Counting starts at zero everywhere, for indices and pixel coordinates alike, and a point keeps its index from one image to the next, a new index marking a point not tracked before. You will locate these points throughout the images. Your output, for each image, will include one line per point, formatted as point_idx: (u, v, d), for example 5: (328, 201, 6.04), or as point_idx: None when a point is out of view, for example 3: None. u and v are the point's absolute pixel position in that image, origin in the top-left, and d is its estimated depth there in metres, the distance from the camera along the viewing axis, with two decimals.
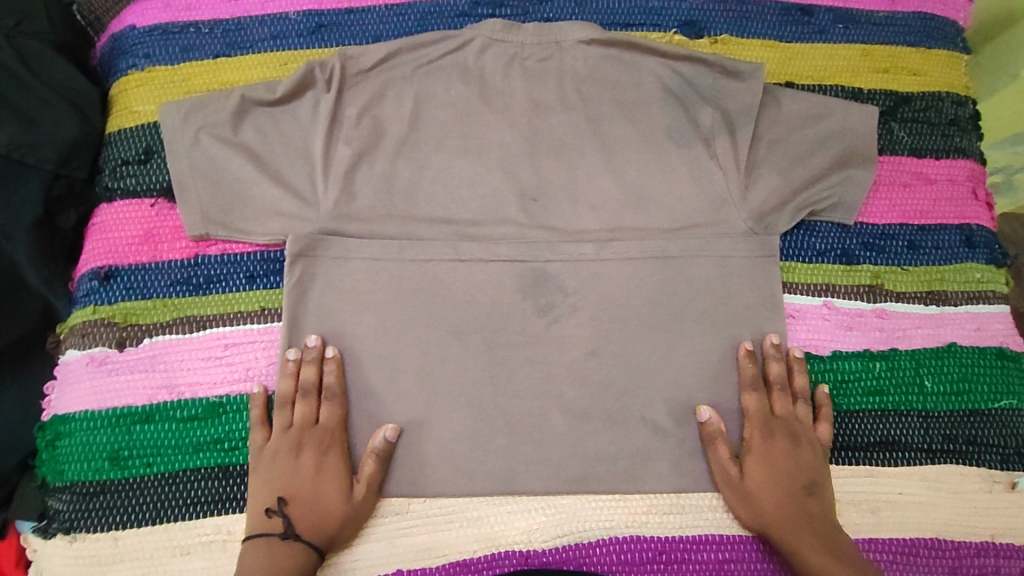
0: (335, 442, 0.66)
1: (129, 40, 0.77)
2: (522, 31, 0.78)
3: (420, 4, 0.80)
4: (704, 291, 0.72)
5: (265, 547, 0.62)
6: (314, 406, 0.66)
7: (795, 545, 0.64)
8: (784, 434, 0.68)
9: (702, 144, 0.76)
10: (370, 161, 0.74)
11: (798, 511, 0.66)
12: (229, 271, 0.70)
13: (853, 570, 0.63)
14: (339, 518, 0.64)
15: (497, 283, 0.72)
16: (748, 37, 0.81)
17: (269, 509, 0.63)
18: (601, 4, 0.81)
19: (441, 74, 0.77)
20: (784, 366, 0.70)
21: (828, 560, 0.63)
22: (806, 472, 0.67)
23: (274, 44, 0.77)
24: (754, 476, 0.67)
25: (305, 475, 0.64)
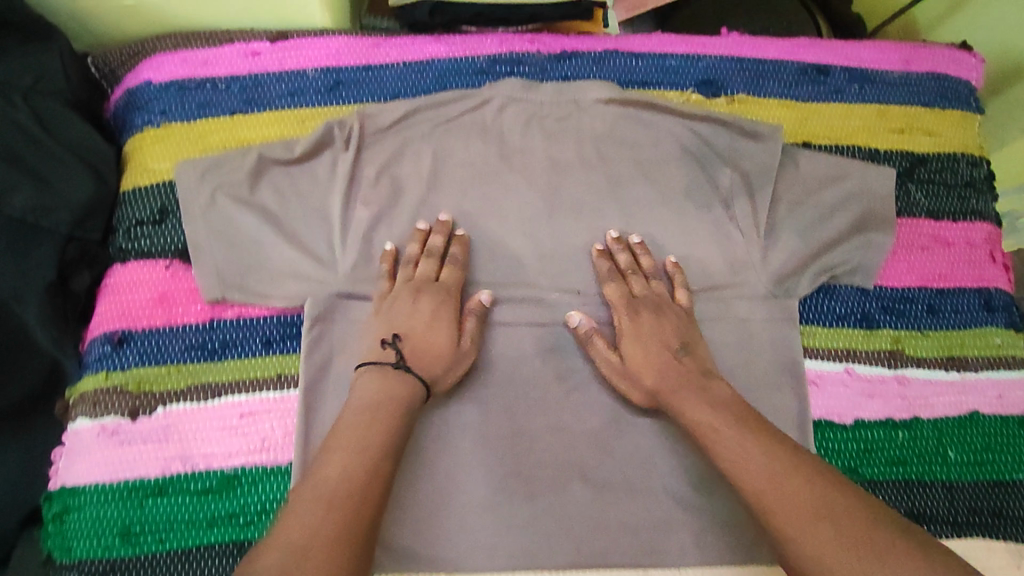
0: (449, 298, 0.68)
1: (144, 95, 0.75)
2: (540, 89, 0.78)
3: (437, 61, 0.80)
4: (725, 356, 0.72)
5: (387, 381, 0.62)
6: (436, 266, 0.70)
7: (680, 404, 0.63)
8: (648, 310, 0.70)
9: (721, 205, 0.77)
10: (389, 223, 0.73)
11: (665, 367, 0.66)
12: (245, 336, 0.69)
13: (735, 415, 0.60)
14: (449, 357, 0.66)
15: (516, 347, 0.71)
16: (765, 97, 0.80)
17: (384, 343, 0.65)
18: (618, 63, 0.81)
19: (460, 132, 0.76)
20: (629, 256, 0.73)
21: (707, 409, 0.61)
22: (674, 337, 0.68)
23: (291, 100, 0.76)
24: (637, 339, 0.68)
25: (420, 320, 0.66)
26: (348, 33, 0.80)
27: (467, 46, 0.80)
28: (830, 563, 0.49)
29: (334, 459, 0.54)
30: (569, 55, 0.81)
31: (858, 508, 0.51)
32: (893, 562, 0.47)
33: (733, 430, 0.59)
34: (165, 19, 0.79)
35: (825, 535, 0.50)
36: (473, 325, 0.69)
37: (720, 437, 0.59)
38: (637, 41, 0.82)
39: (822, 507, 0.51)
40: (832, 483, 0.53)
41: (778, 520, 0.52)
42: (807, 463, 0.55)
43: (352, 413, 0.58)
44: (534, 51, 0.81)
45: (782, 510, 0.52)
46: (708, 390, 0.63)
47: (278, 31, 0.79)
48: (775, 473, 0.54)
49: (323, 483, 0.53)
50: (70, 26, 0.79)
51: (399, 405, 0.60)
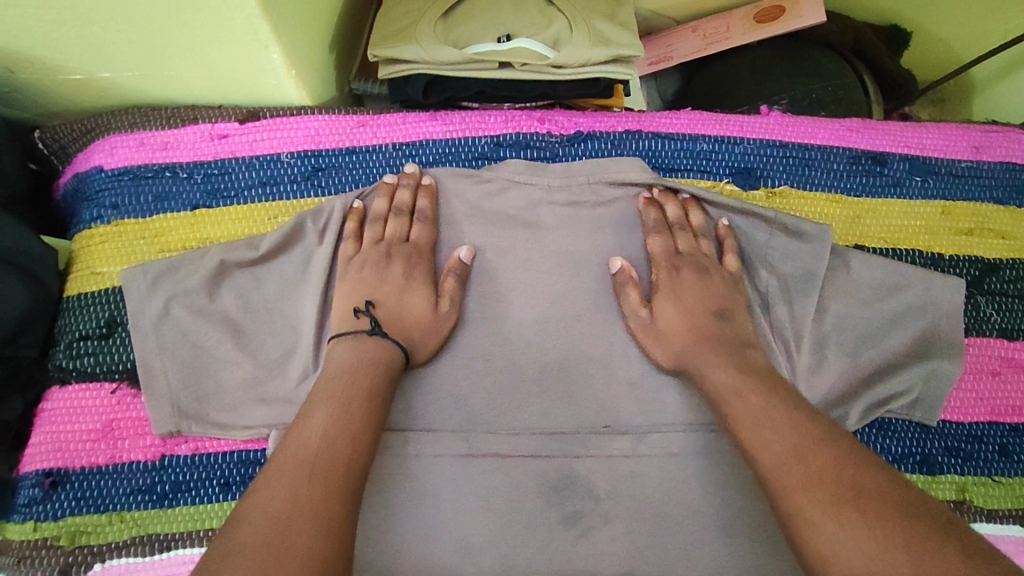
0: (422, 260, 0.63)
1: (95, 184, 0.67)
2: (549, 170, 0.68)
3: (433, 142, 0.69)
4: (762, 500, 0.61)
5: (364, 351, 0.57)
6: (406, 224, 0.64)
7: (704, 368, 0.59)
8: (692, 270, 0.64)
9: (758, 311, 0.66)
10: None
11: (707, 332, 0.61)
12: (200, 476, 0.59)
13: (763, 382, 0.55)
14: (430, 325, 0.61)
15: (515, 482, 0.61)
16: (813, 190, 0.69)
17: (358, 310, 0.60)
18: (642, 145, 0.70)
19: (454, 224, 0.67)
20: (679, 208, 0.68)
21: (734, 370, 0.57)
22: (716, 300, 0.63)
23: (262, 191, 0.67)
24: (665, 290, 0.64)
25: (393, 282, 0.62)
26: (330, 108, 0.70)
27: (467, 125, 0.70)
28: (847, 528, 0.42)
29: (303, 431, 0.50)
30: (585, 137, 0.70)
31: (886, 481, 0.45)
32: (929, 541, 0.40)
33: (754, 395, 0.54)
34: (121, 91, 0.69)
35: (838, 510, 0.43)
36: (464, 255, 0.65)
37: (745, 402, 0.54)
38: (664, 120, 0.71)
39: (846, 485, 0.44)
40: (841, 451, 0.47)
41: (791, 488, 0.46)
42: (838, 434, 0.49)
43: (328, 381, 0.54)
44: (545, 132, 0.70)
45: (796, 474, 0.47)
46: (742, 356, 0.59)
47: (249, 108, 0.69)
48: (795, 445, 0.48)
49: (307, 444, 0.49)
50: (16, 97, 0.70)
51: (375, 380, 0.55)
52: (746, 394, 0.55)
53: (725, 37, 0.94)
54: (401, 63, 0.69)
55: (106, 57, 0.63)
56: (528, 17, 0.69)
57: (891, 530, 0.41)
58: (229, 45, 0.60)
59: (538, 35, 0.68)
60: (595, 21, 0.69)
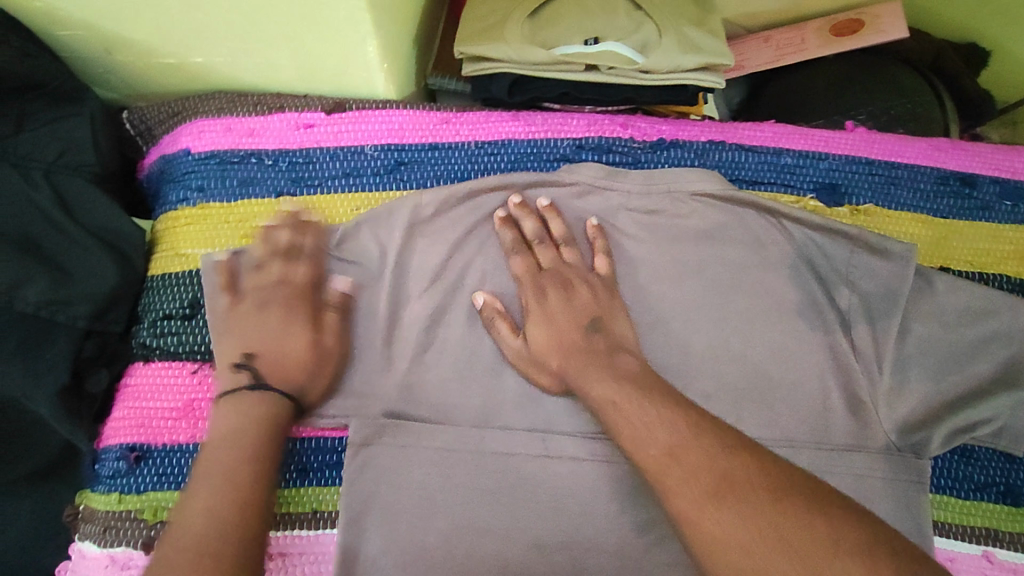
0: (302, 296, 0.61)
1: (182, 166, 0.68)
2: (628, 177, 0.67)
3: (515, 142, 0.69)
4: None
5: (259, 407, 0.55)
6: (285, 265, 0.61)
7: (586, 381, 0.56)
8: (555, 283, 0.62)
9: (839, 329, 0.65)
10: (447, 326, 0.64)
11: (574, 345, 0.59)
12: (280, 461, 0.60)
13: (640, 389, 0.54)
14: (315, 363, 0.59)
15: (585, 486, 0.60)
16: (896, 210, 0.68)
17: (234, 365, 0.58)
18: (724, 155, 0.70)
19: None
20: (537, 222, 0.64)
21: (609, 382, 0.55)
22: (586, 312, 0.60)
23: (346, 182, 0.68)
24: (587, 312, 0.60)
25: (271, 326, 0.59)
26: (414, 104, 0.71)
27: (550, 126, 0.70)
28: (710, 520, 0.45)
29: (198, 501, 0.49)
30: (668, 145, 0.70)
31: (761, 467, 0.47)
32: (790, 523, 0.43)
33: (633, 402, 0.53)
34: (210, 78, 0.70)
35: (712, 504, 0.45)
36: (556, 225, 0.64)
37: (626, 413, 0.53)
38: (746, 132, 0.71)
39: (722, 478, 0.46)
40: (764, 479, 0.46)
41: (675, 486, 0.47)
42: (712, 436, 0.49)
43: (224, 448, 0.52)
44: (627, 137, 0.70)
45: (676, 474, 0.48)
46: (615, 363, 0.57)
47: (335, 99, 0.70)
48: (676, 445, 0.49)
49: (192, 524, 0.48)
50: (107, 78, 0.71)
51: (254, 435, 0.54)
52: (634, 416, 0.52)
53: (800, 48, 0.93)
54: (488, 61, 0.69)
55: (202, 43, 0.64)
56: (618, 20, 0.68)
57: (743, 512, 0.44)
58: (327, 36, 0.61)
59: (628, 39, 0.68)
60: (684, 27, 0.68)
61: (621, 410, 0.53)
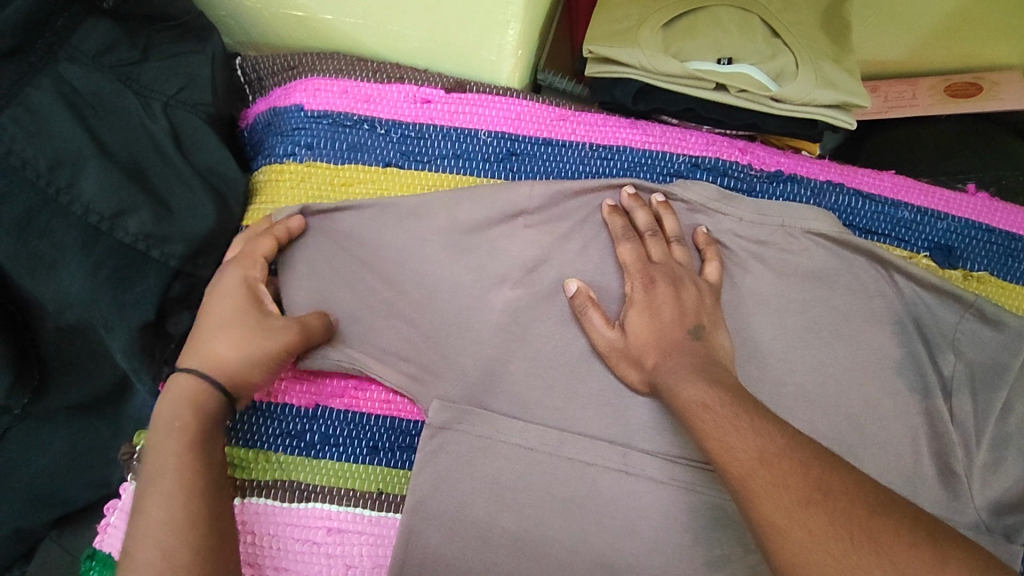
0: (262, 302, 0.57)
1: (292, 121, 0.67)
2: (742, 204, 0.65)
3: (630, 150, 0.67)
4: None
5: (201, 383, 0.52)
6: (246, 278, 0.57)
7: (676, 383, 0.52)
8: (665, 280, 0.58)
9: (940, 395, 0.62)
10: (537, 319, 0.61)
11: (672, 345, 0.55)
12: (351, 435, 0.59)
13: (736, 396, 0.50)
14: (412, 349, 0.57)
15: (659, 511, 0.56)
16: (1011, 282, 0.66)
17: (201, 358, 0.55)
18: (842, 199, 0.67)
19: None
20: (650, 216, 0.62)
21: (701, 386, 0.51)
22: (693, 315, 0.57)
23: (454, 163, 0.65)
24: (687, 316, 0.56)
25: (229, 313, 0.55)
26: (534, 97, 0.69)
27: (667, 140, 0.68)
28: (797, 527, 0.40)
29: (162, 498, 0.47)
30: (785, 177, 0.67)
31: (859, 487, 0.42)
32: (903, 554, 0.37)
33: (726, 408, 0.49)
34: (333, 37, 0.69)
35: (802, 510, 0.41)
36: (669, 223, 0.62)
37: (712, 416, 0.49)
38: (866, 178, 0.69)
39: (814, 490, 0.41)
40: (874, 493, 0.41)
41: (760, 491, 0.43)
42: (804, 445, 0.45)
43: (172, 410, 0.51)
44: (745, 163, 0.68)
45: (763, 481, 0.43)
46: (713, 368, 0.53)
47: (456, 79, 0.69)
48: (766, 448, 0.45)
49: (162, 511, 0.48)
50: (227, 22, 0.70)
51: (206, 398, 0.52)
52: (728, 423, 0.48)
53: (910, 103, 0.91)
54: (616, 64, 0.68)
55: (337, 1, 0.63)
56: (754, 45, 0.67)
57: (836, 527, 0.39)
58: (469, 14, 0.60)
59: (763, 65, 0.66)
60: (822, 62, 0.67)
61: (711, 416, 0.49)
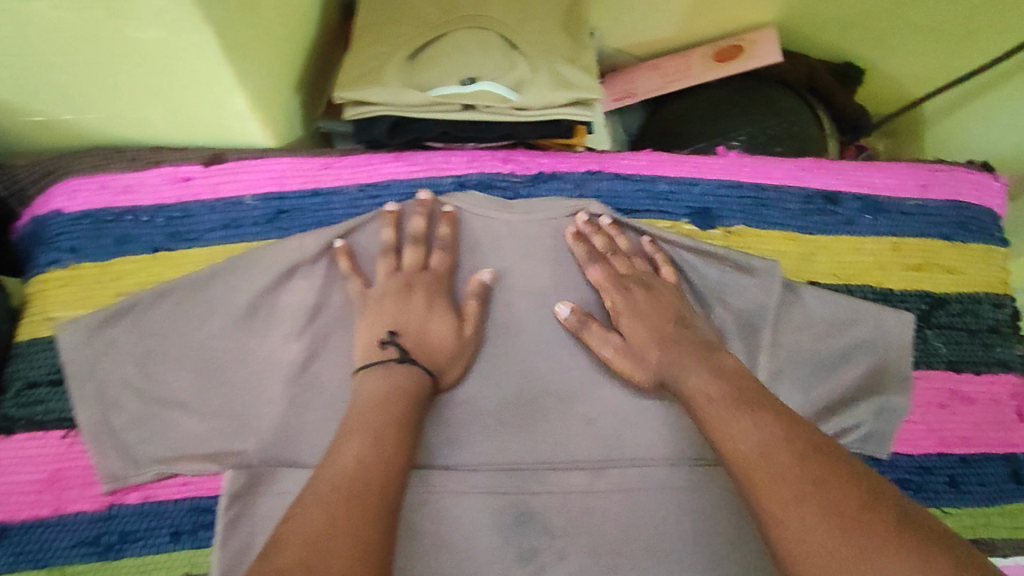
0: (441, 288, 0.63)
1: (53, 227, 0.66)
2: (509, 206, 0.67)
3: (395, 184, 0.69)
4: (721, 533, 0.60)
5: (413, 377, 0.57)
6: (424, 254, 0.64)
7: (682, 374, 0.57)
8: (425, 294, 0.62)
9: None
10: (327, 362, 0.63)
11: (672, 339, 0.60)
12: (150, 527, 0.58)
13: (738, 387, 0.53)
14: (454, 352, 0.61)
15: (468, 522, 0.60)
16: (766, 229, 0.71)
17: (382, 342, 0.58)
18: (603, 185, 0.70)
19: None
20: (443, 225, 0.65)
21: (704, 375, 0.55)
22: (673, 309, 0.62)
23: (224, 233, 0.66)
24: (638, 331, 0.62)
25: (416, 309, 0.61)
26: (296, 151, 0.70)
27: (431, 165, 0.69)
28: (789, 520, 0.41)
29: (336, 469, 0.48)
30: (547, 177, 0.70)
31: (852, 484, 0.42)
32: (883, 547, 0.38)
33: (728, 400, 0.51)
34: (85, 134, 0.69)
35: (801, 508, 0.42)
36: (445, 231, 0.65)
37: (712, 405, 0.52)
38: (625, 162, 0.72)
39: (813, 488, 0.42)
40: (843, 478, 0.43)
41: (765, 483, 0.44)
42: (801, 431, 0.47)
43: (367, 411, 0.53)
44: (507, 172, 0.70)
45: (769, 476, 0.44)
46: (713, 358, 0.57)
47: (213, 150, 0.69)
48: (766, 442, 0.46)
49: (344, 471, 0.48)
50: None
51: (389, 393, 0.54)
52: (719, 403, 0.51)
53: (685, 76, 0.96)
54: (367, 105, 0.68)
55: (59, 98, 0.61)
56: (492, 61, 0.69)
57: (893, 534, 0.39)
58: (189, 89, 0.59)
59: (502, 79, 0.68)
60: (559, 65, 0.69)
61: (708, 403, 0.52)
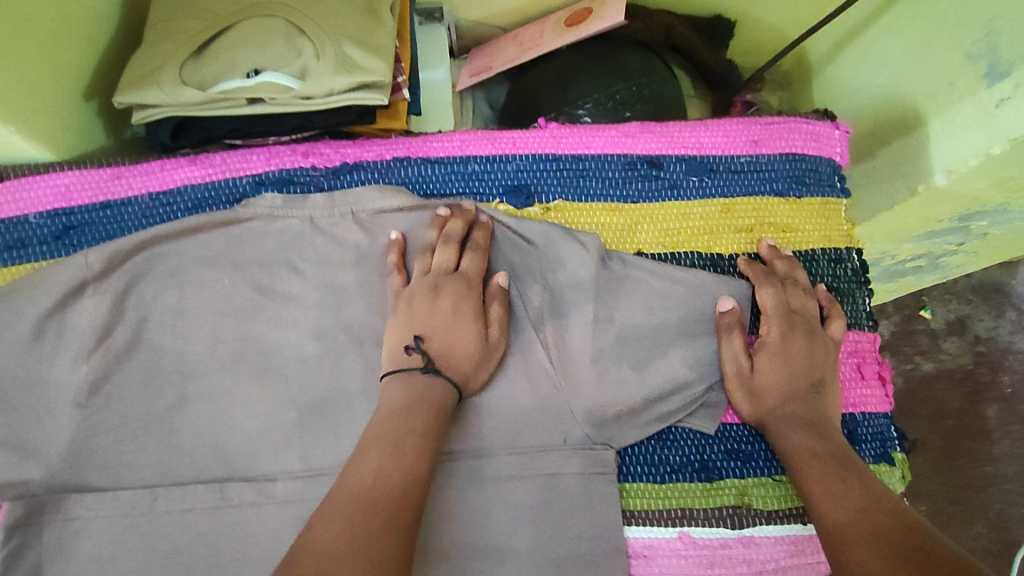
0: (472, 292, 0.61)
1: None
2: (309, 201, 0.64)
3: (190, 189, 0.66)
4: (532, 522, 0.60)
5: (440, 390, 0.56)
6: (455, 255, 0.62)
7: (781, 434, 0.60)
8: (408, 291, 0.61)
9: (532, 329, 0.64)
10: (118, 382, 0.60)
11: (797, 395, 0.61)
12: None
13: (832, 455, 0.57)
14: (480, 356, 0.60)
15: (270, 533, 0.58)
16: (587, 202, 0.68)
17: (409, 348, 0.58)
18: (411, 170, 0.67)
19: (212, 269, 0.63)
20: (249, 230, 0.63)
21: (810, 439, 0.59)
22: (814, 370, 0.63)
23: (9, 255, 0.64)
24: (423, 327, 0.59)
25: (443, 315, 0.59)
26: (84, 161, 0.65)
27: (227, 166, 0.66)
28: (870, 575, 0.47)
29: (389, 472, 0.49)
30: (350, 168, 0.67)
31: (896, 532, 0.49)
32: None
33: (829, 465, 0.56)
34: None
35: (884, 565, 0.46)
36: (242, 234, 0.63)
37: (813, 466, 0.57)
38: (435, 143, 0.68)
39: (890, 553, 0.47)
40: (910, 533, 0.49)
41: (855, 540, 0.50)
42: (874, 491, 0.54)
43: (399, 420, 0.53)
44: (308, 166, 0.67)
45: (863, 538, 0.50)
46: (820, 426, 0.60)
47: None
48: (856, 510, 0.52)
49: (361, 485, 0.48)
50: None
51: (433, 406, 0.55)
52: (819, 466, 0.57)
53: (539, 44, 0.90)
54: (151, 107, 0.64)
55: None
56: (275, 47, 0.65)
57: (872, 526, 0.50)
58: None
59: (285, 67, 0.64)
60: (346, 46, 0.65)
61: (807, 464, 0.57)
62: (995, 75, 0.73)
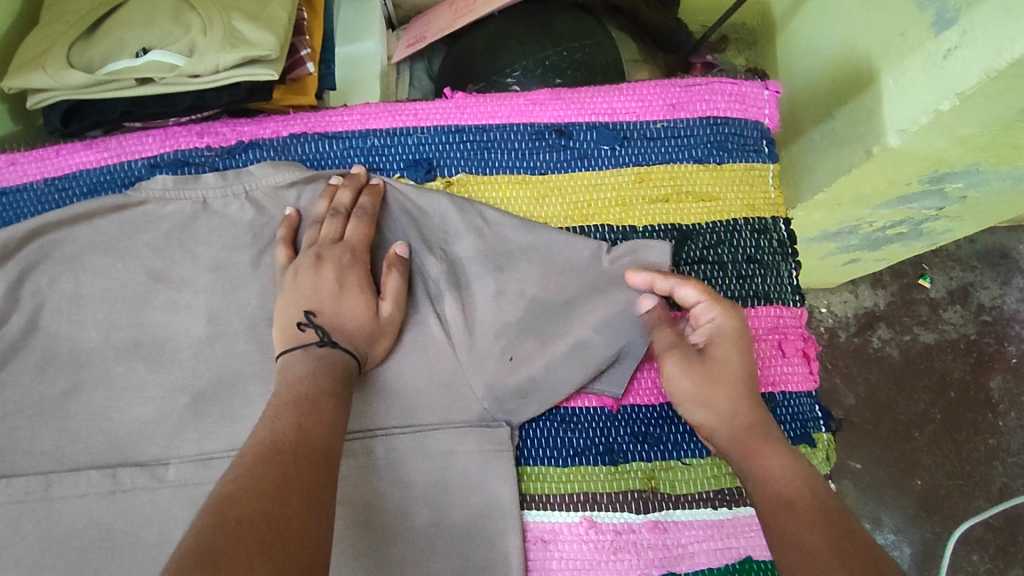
0: (359, 260, 0.59)
1: None
2: (201, 181, 0.63)
3: (86, 173, 0.65)
4: (426, 503, 0.58)
5: (334, 357, 0.53)
6: (341, 224, 0.60)
7: (758, 458, 0.53)
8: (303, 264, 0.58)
9: (429, 304, 0.62)
10: (15, 371, 0.61)
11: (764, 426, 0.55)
12: None
13: (811, 492, 0.50)
14: (373, 330, 0.58)
15: (162, 517, 0.58)
16: (491, 175, 0.65)
17: (301, 325, 0.55)
18: (307, 147, 0.65)
19: (105, 253, 0.62)
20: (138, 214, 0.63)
21: (786, 468, 0.52)
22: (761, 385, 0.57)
23: None
24: (309, 301, 0.56)
25: (327, 285, 0.56)
26: None
27: (121, 149, 0.65)
28: None
29: (303, 428, 0.46)
30: (244, 147, 0.65)
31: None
32: None
33: (809, 500, 0.49)
34: None
35: None
36: (133, 218, 0.63)
37: (792, 496, 0.49)
38: (334, 117, 0.66)
39: None
40: None
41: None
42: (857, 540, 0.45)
43: (313, 381, 0.51)
44: (202, 146, 0.65)
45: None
46: (802, 464, 0.53)
47: None
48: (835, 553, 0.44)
49: (286, 437, 0.45)
50: None
51: (327, 375, 0.51)
52: (798, 497, 0.49)
53: (471, 10, 0.85)
54: (40, 91, 0.63)
55: None
56: (161, 24, 0.62)
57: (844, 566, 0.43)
58: None
59: (171, 45, 0.62)
60: (233, 19, 0.62)
61: (784, 493, 0.50)
62: (943, 22, 0.65)
